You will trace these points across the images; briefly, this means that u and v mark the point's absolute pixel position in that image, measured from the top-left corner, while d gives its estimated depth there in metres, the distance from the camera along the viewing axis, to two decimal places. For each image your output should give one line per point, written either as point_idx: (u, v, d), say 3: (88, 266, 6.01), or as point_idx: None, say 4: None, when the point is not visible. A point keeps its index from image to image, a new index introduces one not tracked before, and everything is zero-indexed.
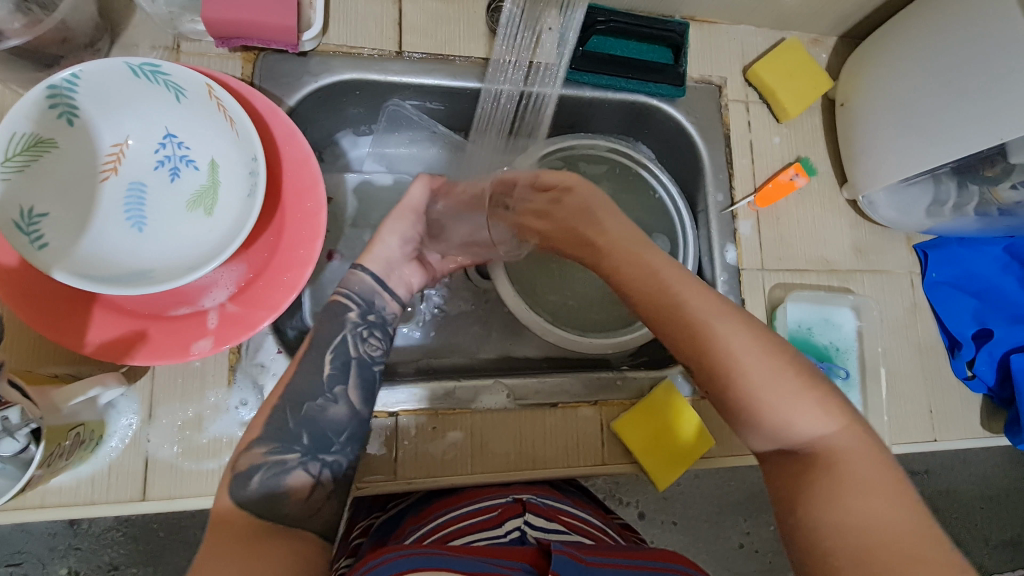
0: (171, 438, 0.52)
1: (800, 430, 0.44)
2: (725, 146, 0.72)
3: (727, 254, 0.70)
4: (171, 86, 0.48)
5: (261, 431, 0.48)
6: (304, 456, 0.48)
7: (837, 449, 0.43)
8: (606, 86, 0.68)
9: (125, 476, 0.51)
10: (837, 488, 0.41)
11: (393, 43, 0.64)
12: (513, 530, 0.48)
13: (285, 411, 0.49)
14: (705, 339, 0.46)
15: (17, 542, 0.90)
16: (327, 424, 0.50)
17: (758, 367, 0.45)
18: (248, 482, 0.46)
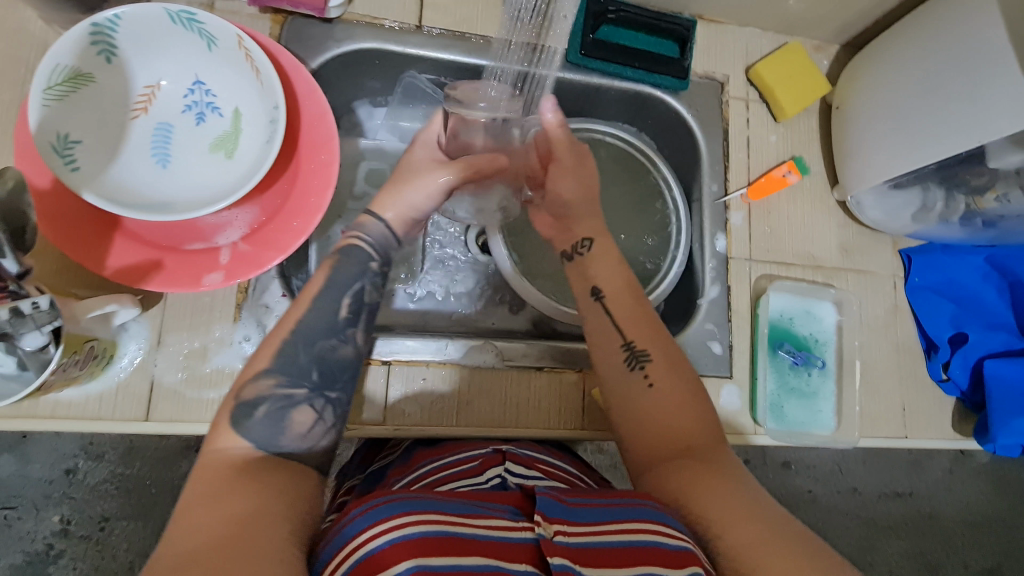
0: (177, 365, 0.56)
1: (700, 437, 0.51)
2: (723, 138, 0.75)
3: (716, 242, 0.72)
4: (204, 35, 0.52)
5: (271, 362, 0.49)
6: (311, 392, 0.50)
7: (727, 458, 0.50)
8: (612, 74, 0.71)
9: (132, 396, 0.54)
10: (725, 483, 0.47)
11: (414, 17, 0.68)
12: (494, 478, 0.51)
13: (299, 344, 0.50)
14: (653, 345, 0.55)
15: (15, 486, 0.97)
16: (334, 362, 0.52)
17: (682, 380, 0.54)
18: (254, 411, 0.47)
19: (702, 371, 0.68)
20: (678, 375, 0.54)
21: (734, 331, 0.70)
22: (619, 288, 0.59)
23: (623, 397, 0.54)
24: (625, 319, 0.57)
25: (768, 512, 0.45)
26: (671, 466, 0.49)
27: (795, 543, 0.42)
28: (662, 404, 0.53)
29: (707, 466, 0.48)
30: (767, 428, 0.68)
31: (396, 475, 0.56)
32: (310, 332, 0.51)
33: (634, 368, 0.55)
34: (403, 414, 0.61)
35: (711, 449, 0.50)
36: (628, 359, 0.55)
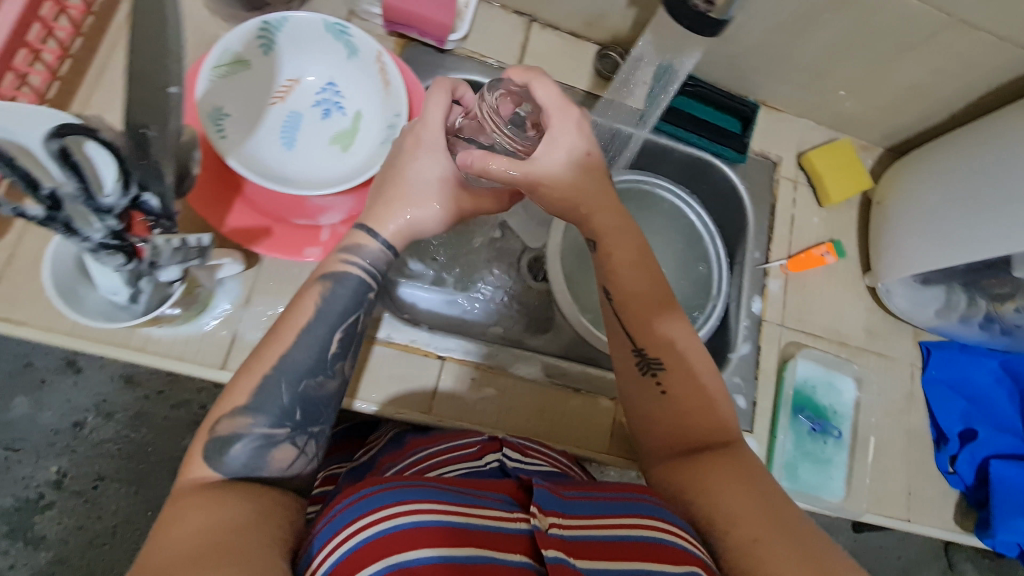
0: (259, 325, 0.61)
1: (714, 432, 0.55)
2: (770, 212, 0.82)
3: (753, 304, 0.78)
4: (349, 45, 0.60)
5: (250, 401, 0.48)
6: (294, 431, 0.50)
7: (738, 452, 0.53)
8: (679, 137, 0.80)
9: (215, 344, 0.59)
10: (732, 476, 0.51)
11: (515, 60, 0.77)
12: (492, 462, 0.55)
13: (281, 381, 0.49)
14: (664, 348, 0.56)
15: (21, 430, 1.05)
16: (318, 399, 0.51)
17: (698, 377, 0.56)
18: (230, 447, 0.47)
19: None
20: (691, 378, 0.56)
21: (761, 387, 0.75)
22: (643, 285, 0.57)
23: (637, 399, 0.56)
24: (639, 323, 0.57)
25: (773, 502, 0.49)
26: (682, 463, 0.53)
27: (795, 535, 0.46)
28: (678, 404, 0.55)
29: (719, 461, 0.52)
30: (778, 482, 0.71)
31: (390, 461, 0.58)
32: (293, 368, 0.50)
33: (646, 374, 0.56)
34: (427, 403, 0.65)
35: (722, 443, 0.54)
36: (640, 365, 0.56)
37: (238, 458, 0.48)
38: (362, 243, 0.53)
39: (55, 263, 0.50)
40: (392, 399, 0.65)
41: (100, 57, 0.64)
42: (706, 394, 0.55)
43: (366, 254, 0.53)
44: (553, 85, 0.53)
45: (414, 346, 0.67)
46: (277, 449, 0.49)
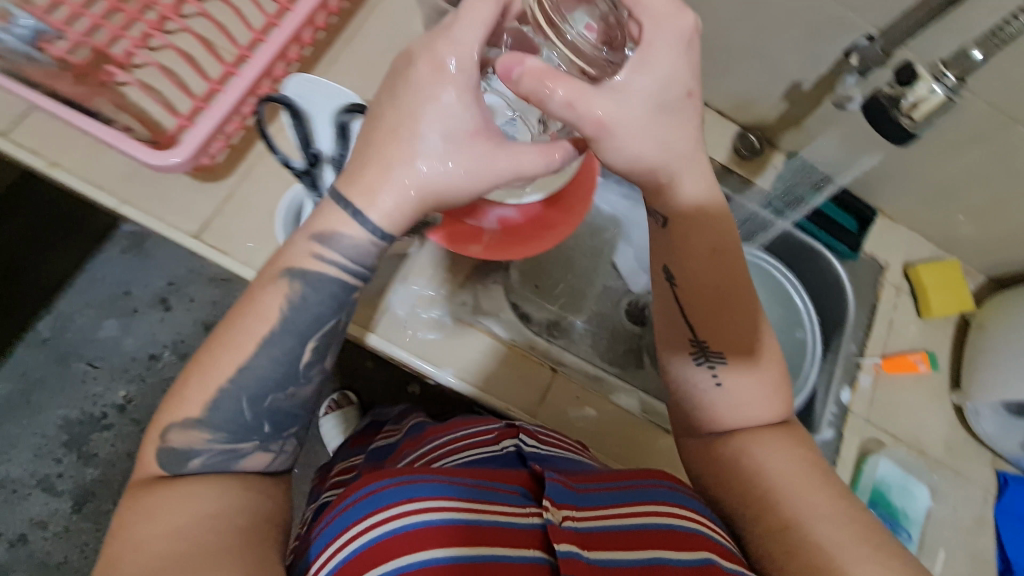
0: (407, 303, 0.68)
1: (769, 422, 0.54)
2: (869, 311, 0.86)
3: (842, 393, 0.81)
4: None
5: (205, 415, 0.45)
6: (262, 442, 0.48)
7: (793, 449, 0.52)
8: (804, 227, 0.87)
9: (370, 308, 0.67)
10: (770, 471, 0.51)
11: None
12: (509, 446, 0.57)
13: (242, 397, 0.46)
14: (718, 331, 0.54)
15: (106, 351, 1.28)
16: (287, 407, 0.48)
17: (752, 363, 0.54)
18: (188, 461, 0.45)
19: None
20: (747, 365, 0.54)
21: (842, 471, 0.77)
22: (709, 268, 0.52)
23: (684, 382, 0.56)
24: (699, 313, 0.54)
25: (821, 503, 0.48)
26: (721, 451, 0.54)
27: (832, 543, 0.46)
28: (730, 389, 0.54)
29: (762, 453, 0.52)
30: None
31: (409, 448, 0.67)
32: (255, 378, 0.46)
33: (701, 364, 0.55)
34: (511, 389, 0.69)
35: (773, 433, 0.53)
36: (695, 354, 0.55)
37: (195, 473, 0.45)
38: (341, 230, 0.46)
39: (286, 214, 0.61)
40: (505, 396, 0.68)
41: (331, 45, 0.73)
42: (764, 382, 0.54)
43: (342, 246, 0.45)
44: None
45: (534, 352, 0.71)
46: (243, 459, 0.47)
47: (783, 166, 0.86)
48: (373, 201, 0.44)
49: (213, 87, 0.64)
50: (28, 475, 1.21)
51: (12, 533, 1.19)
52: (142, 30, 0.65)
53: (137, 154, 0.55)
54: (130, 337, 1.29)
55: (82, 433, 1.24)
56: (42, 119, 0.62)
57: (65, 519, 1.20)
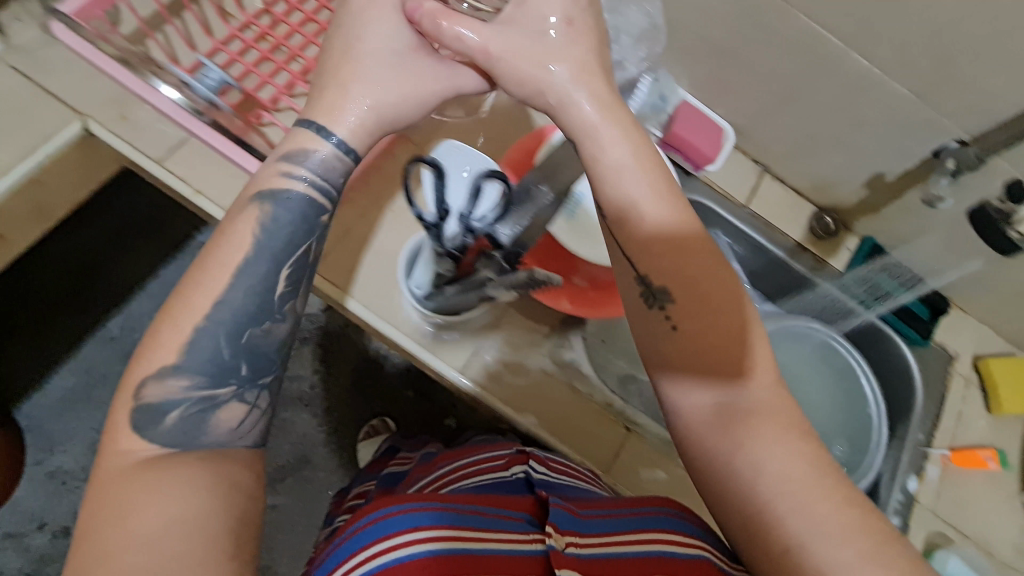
0: (498, 348, 0.71)
1: (769, 401, 0.44)
2: (938, 401, 0.86)
3: (909, 482, 0.81)
4: None
5: (181, 359, 0.44)
6: (239, 387, 0.46)
7: (788, 434, 0.43)
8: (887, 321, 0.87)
9: (463, 349, 0.70)
10: (766, 469, 0.42)
11: (744, 198, 0.89)
12: (519, 472, 0.60)
13: (220, 335, 0.45)
14: (678, 279, 0.46)
15: None
16: (264, 347, 0.48)
17: (700, 287, 0.46)
18: (164, 416, 0.44)
19: None
20: (708, 308, 0.46)
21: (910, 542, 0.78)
22: (671, 235, 0.46)
23: (647, 343, 0.48)
24: (658, 267, 0.46)
25: (823, 507, 0.40)
26: (708, 430, 0.44)
27: (840, 569, 0.38)
28: (687, 339, 0.46)
29: (757, 440, 0.42)
30: None
31: (421, 472, 0.73)
32: (233, 311, 0.46)
33: (651, 308, 0.47)
34: (563, 427, 0.71)
35: (775, 415, 0.44)
36: (644, 296, 0.47)
37: (173, 427, 0.43)
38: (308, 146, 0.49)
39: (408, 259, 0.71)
40: (580, 450, 0.70)
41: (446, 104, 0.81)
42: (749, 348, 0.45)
43: (310, 159, 0.49)
44: None
45: (609, 411, 0.72)
46: (221, 409, 0.45)
47: (857, 249, 0.89)
48: (333, 115, 0.48)
49: None
50: (79, 467, 1.25)
51: (56, 524, 1.22)
52: (288, 78, 0.74)
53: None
54: None
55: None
56: (193, 149, 0.69)
57: None
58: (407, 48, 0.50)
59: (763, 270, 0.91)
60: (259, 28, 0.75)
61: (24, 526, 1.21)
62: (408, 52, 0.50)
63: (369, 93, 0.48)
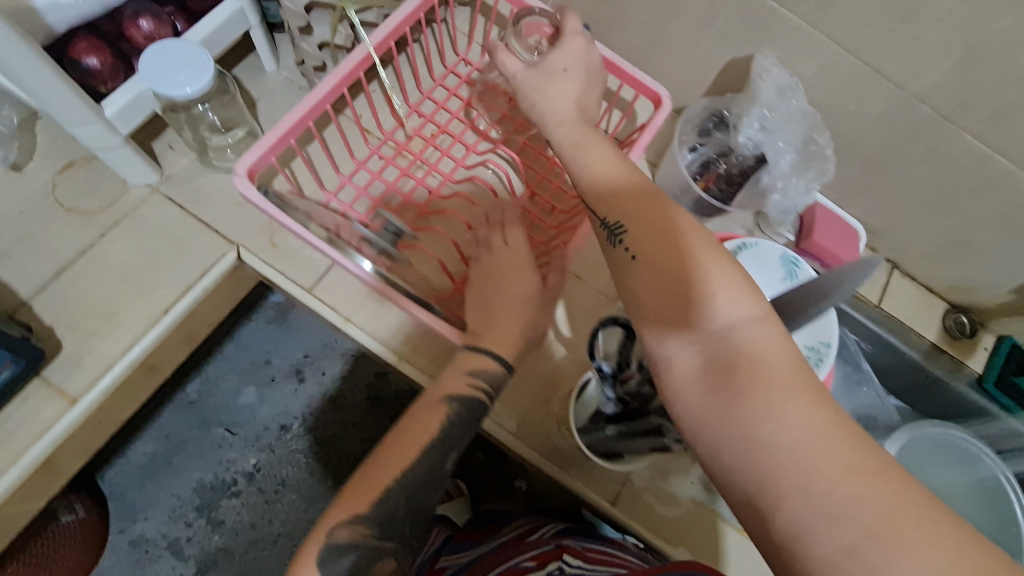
0: (648, 475, 0.69)
1: (762, 353, 0.42)
2: None
3: None
4: (790, 270, 0.71)
5: (367, 511, 0.49)
6: (399, 545, 0.50)
7: (802, 400, 0.40)
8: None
9: (606, 479, 0.68)
10: (771, 429, 0.39)
11: (876, 296, 0.86)
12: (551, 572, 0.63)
13: (398, 496, 0.50)
14: (633, 219, 0.50)
15: (241, 417, 1.32)
16: (424, 508, 0.52)
17: (666, 233, 0.48)
18: (339, 560, 0.47)
19: None
20: (669, 244, 0.48)
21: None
22: (620, 189, 0.53)
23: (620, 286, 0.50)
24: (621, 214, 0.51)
25: (820, 471, 0.37)
26: (692, 384, 0.44)
27: (836, 547, 0.35)
28: (647, 278, 0.48)
29: (740, 393, 0.41)
30: None
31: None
32: (411, 477, 0.50)
33: (613, 247, 0.51)
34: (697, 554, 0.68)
35: (767, 366, 0.42)
36: (608, 239, 0.51)
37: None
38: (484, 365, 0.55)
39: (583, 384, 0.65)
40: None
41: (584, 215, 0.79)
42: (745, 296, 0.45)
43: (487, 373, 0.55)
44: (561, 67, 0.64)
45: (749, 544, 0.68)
46: (381, 563, 0.48)
47: (997, 350, 0.85)
48: (496, 329, 0.56)
49: None
50: (160, 537, 1.25)
51: None
52: (427, 195, 0.72)
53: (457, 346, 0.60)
54: (266, 406, 1.34)
55: (214, 499, 1.28)
56: (339, 275, 0.68)
57: None
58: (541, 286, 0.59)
59: (895, 367, 0.90)
60: (397, 144, 0.74)
61: None
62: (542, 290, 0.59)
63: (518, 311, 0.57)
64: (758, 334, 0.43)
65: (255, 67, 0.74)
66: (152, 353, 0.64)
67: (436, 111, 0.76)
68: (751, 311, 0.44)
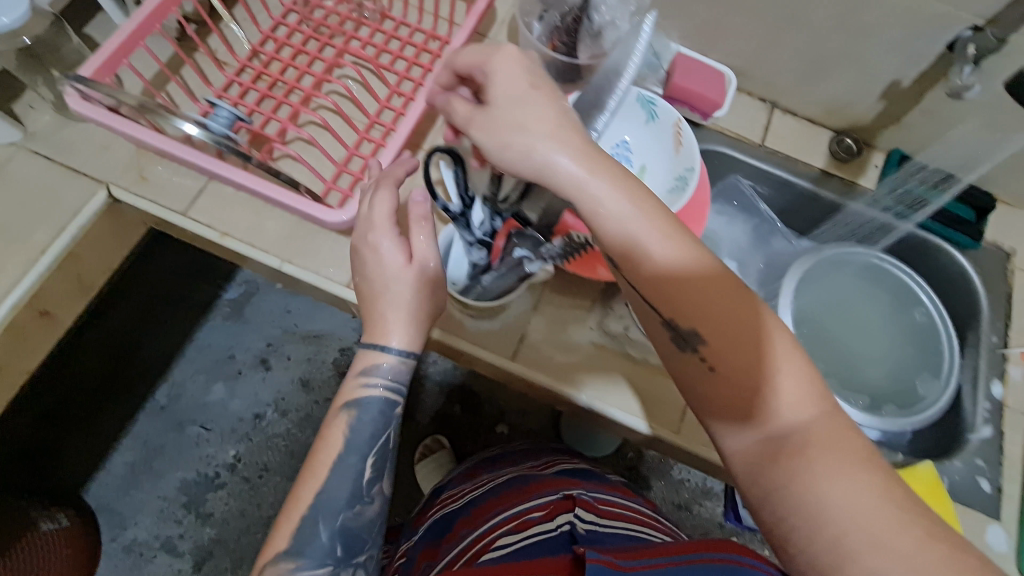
0: (544, 325, 0.72)
1: (811, 427, 0.41)
2: (1005, 301, 0.82)
3: (992, 387, 0.77)
4: (650, 111, 0.74)
5: (289, 545, 0.54)
6: (337, 566, 0.55)
7: (852, 467, 0.39)
8: (930, 229, 0.85)
9: (506, 336, 0.71)
10: (835, 509, 0.38)
11: (759, 135, 0.87)
12: (563, 526, 0.60)
13: (319, 521, 0.55)
14: (712, 327, 0.44)
15: (212, 415, 1.37)
16: (359, 527, 0.57)
17: (764, 351, 0.43)
18: None
19: (968, 501, 0.71)
20: (733, 333, 0.43)
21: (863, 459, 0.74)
22: None
23: (680, 381, 0.47)
24: (672, 300, 0.45)
25: (912, 566, 0.36)
26: (749, 471, 0.42)
27: None
28: (738, 390, 0.43)
29: (791, 471, 0.40)
30: None
31: (467, 526, 0.70)
32: (332, 502, 0.56)
33: (685, 352, 0.46)
34: (617, 393, 0.70)
35: (812, 436, 0.41)
36: (677, 340, 0.46)
37: None
38: (376, 360, 0.59)
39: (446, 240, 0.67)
40: (663, 422, 0.69)
41: None
42: (795, 362, 0.43)
43: (382, 370, 0.58)
44: (483, 54, 0.51)
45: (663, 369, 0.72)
46: None
47: (885, 164, 0.86)
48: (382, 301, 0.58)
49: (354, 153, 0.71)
50: (152, 537, 1.29)
51: None
52: (288, 110, 0.74)
53: (319, 216, 0.64)
54: (237, 399, 1.39)
55: (199, 494, 1.33)
56: (211, 194, 0.70)
57: None
58: (406, 264, 0.58)
59: (791, 204, 0.92)
60: (255, 68, 0.76)
61: None
62: (408, 270, 0.58)
63: (384, 239, 0.58)
64: (791, 403, 0.42)
65: (106, 22, 0.77)
66: (39, 295, 0.66)
67: (290, 34, 0.79)
68: (787, 368, 0.42)
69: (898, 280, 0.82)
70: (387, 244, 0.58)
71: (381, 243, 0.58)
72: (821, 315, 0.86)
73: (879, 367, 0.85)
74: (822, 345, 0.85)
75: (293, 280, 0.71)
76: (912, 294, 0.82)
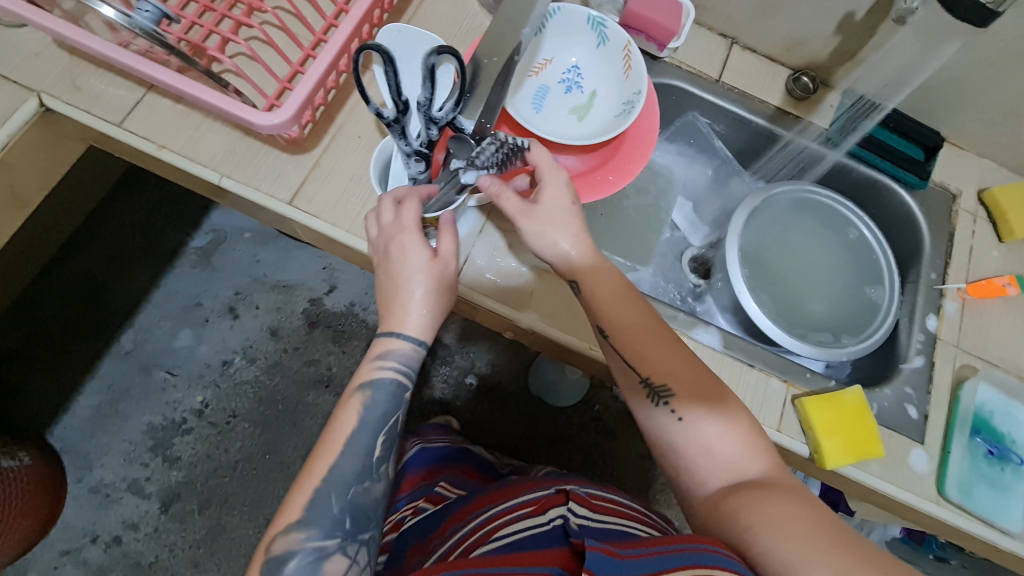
0: (487, 251, 0.72)
1: (748, 468, 0.54)
2: (948, 239, 0.83)
3: (928, 321, 0.79)
4: (601, 35, 0.73)
5: (303, 516, 0.54)
6: (344, 540, 0.55)
7: (790, 501, 0.51)
8: (860, 157, 0.86)
9: None
10: (777, 527, 0.48)
11: (715, 71, 0.86)
12: (557, 518, 0.57)
13: (331, 494, 0.55)
14: (678, 383, 0.57)
15: (181, 359, 1.31)
16: (365, 505, 0.57)
17: (719, 410, 0.56)
18: (283, 566, 0.53)
19: (897, 427, 0.73)
20: (694, 385, 0.57)
21: (793, 381, 0.73)
22: None
23: (655, 431, 0.58)
24: (642, 352, 0.58)
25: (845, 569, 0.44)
26: (714, 502, 0.53)
27: None
28: (696, 440, 0.56)
29: (745, 504, 0.51)
30: (953, 502, 0.70)
31: (457, 522, 0.71)
32: (343, 477, 0.56)
33: (659, 405, 0.57)
34: (562, 319, 0.71)
35: (749, 474, 0.54)
36: (651, 396, 0.57)
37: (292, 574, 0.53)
38: (391, 347, 0.58)
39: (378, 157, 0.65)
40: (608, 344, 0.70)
41: (410, 9, 0.76)
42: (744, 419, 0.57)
43: (398, 355, 0.58)
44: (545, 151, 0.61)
45: None
46: (329, 560, 0.54)
47: (839, 103, 0.86)
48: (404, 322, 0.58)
49: (295, 69, 0.70)
50: (119, 479, 1.25)
51: (107, 535, 1.23)
52: (229, 22, 0.72)
53: (249, 118, 0.62)
54: (204, 346, 1.33)
55: (166, 438, 1.28)
56: (149, 106, 0.69)
57: (154, 520, 1.24)
58: (429, 260, 0.58)
59: (747, 144, 0.92)
60: None
61: (79, 541, 1.22)
62: (432, 264, 0.58)
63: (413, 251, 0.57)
64: (739, 448, 0.55)
65: None
66: None
67: None
68: (747, 432, 0.56)
69: (833, 208, 0.88)
70: (422, 245, 0.58)
71: (409, 252, 0.57)
72: (772, 247, 0.89)
73: (825, 294, 0.89)
74: (773, 275, 0.89)
75: (234, 198, 0.70)
76: (845, 219, 0.88)
